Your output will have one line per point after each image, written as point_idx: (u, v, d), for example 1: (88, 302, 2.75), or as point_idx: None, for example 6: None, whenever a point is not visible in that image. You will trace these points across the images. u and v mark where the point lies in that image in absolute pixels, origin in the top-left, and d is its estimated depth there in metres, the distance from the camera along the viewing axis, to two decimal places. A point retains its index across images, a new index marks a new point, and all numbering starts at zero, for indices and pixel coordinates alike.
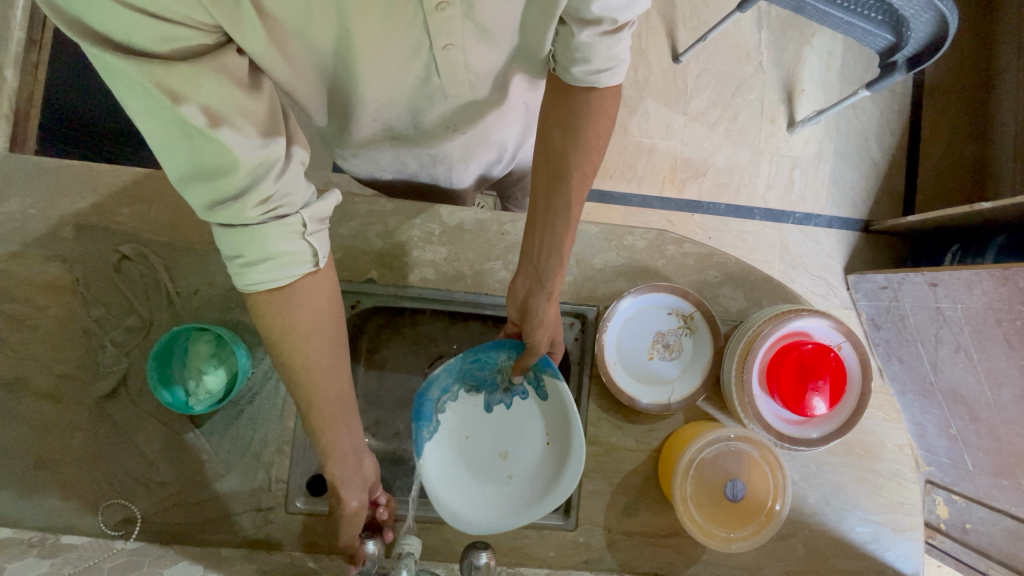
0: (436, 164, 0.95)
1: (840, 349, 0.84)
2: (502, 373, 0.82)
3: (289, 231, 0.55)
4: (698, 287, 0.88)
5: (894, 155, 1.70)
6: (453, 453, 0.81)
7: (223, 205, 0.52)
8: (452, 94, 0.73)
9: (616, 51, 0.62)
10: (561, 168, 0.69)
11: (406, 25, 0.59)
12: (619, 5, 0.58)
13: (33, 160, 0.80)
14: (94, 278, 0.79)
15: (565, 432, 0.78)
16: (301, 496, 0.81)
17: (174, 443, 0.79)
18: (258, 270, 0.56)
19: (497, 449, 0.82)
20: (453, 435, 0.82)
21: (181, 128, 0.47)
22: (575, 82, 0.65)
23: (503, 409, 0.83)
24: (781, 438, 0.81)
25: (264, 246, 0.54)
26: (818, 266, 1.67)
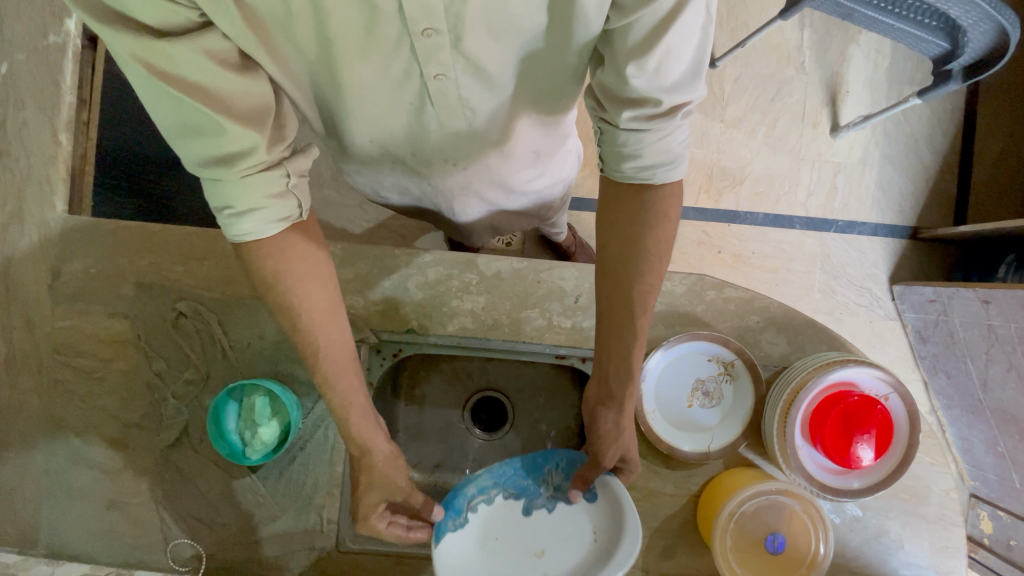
0: (438, 194, 0.97)
1: (887, 401, 0.82)
2: (549, 474, 0.77)
3: (274, 183, 0.59)
4: (739, 333, 0.87)
5: (945, 157, 1.61)
6: (482, 556, 0.74)
7: (213, 165, 0.56)
8: (447, 124, 0.72)
9: (667, 140, 0.61)
10: (627, 278, 0.69)
11: (393, 46, 0.58)
12: (662, 86, 0.57)
13: (93, 222, 0.84)
14: (153, 333, 0.83)
15: (614, 522, 0.71)
16: (351, 535, 0.84)
17: (232, 486, 0.84)
18: (244, 222, 0.59)
19: (533, 552, 0.74)
20: (484, 534, 0.75)
21: (173, 100, 0.52)
22: (626, 178, 0.65)
23: (544, 513, 0.76)
24: (823, 489, 0.81)
25: (250, 198, 0.58)
26: (862, 276, 1.62)
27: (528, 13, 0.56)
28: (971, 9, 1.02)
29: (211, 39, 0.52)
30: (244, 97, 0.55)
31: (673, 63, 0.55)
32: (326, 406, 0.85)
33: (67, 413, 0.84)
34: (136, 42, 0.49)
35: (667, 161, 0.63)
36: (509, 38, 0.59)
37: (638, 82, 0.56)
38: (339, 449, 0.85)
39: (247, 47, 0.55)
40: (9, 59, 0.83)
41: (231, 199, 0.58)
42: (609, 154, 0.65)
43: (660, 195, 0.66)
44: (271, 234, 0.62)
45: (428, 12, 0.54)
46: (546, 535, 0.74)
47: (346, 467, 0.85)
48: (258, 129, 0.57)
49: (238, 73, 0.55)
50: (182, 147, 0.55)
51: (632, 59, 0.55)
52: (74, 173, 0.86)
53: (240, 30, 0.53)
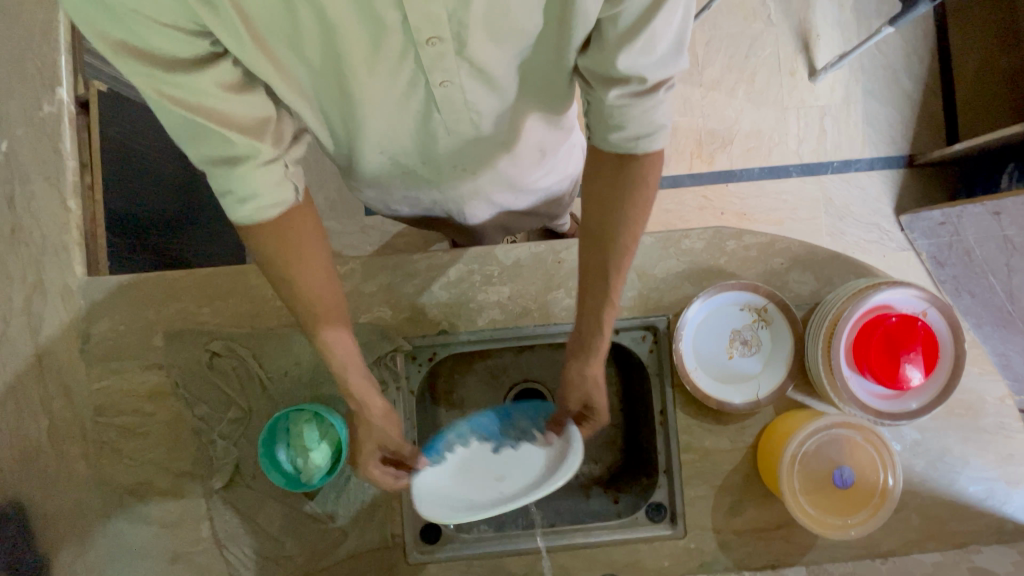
0: (448, 202, 0.98)
1: (926, 316, 0.81)
2: (517, 425, 0.84)
3: (276, 177, 0.62)
4: (767, 278, 0.86)
5: (926, 82, 1.63)
6: (455, 483, 0.74)
7: (217, 161, 0.59)
8: (454, 130, 0.73)
9: (653, 113, 0.61)
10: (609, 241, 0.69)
11: (398, 59, 0.60)
12: (648, 63, 0.57)
13: (113, 281, 0.85)
14: (190, 378, 0.83)
15: (565, 441, 0.74)
16: (417, 547, 0.85)
17: (293, 517, 0.83)
18: (249, 211, 0.62)
19: (488, 475, 0.74)
20: (458, 469, 0.77)
21: (180, 114, 0.55)
22: (614, 148, 0.66)
23: (511, 450, 0.78)
24: (880, 416, 0.81)
25: (252, 191, 0.61)
26: (867, 213, 1.62)
27: (529, 18, 0.58)
28: None
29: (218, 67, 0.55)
30: (243, 109, 0.58)
31: (658, 41, 0.56)
32: None
33: (117, 473, 0.84)
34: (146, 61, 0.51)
35: (650, 135, 0.63)
36: (511, 43, 0.60)
37: (625, 62, 0.56)
38: None
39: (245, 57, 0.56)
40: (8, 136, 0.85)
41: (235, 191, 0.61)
42: (596, 128, 0.66)
43: (636, 166, 0.66)
44: (274, 223, 0.64)
45: (433, 22, 0.56)
46: (510, 464, 0.75)
47: None
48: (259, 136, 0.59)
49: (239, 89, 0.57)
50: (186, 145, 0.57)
51: (621, 41, 0.56)
52: (87, 237, 0.87)
53: (242, 45, 0.54)
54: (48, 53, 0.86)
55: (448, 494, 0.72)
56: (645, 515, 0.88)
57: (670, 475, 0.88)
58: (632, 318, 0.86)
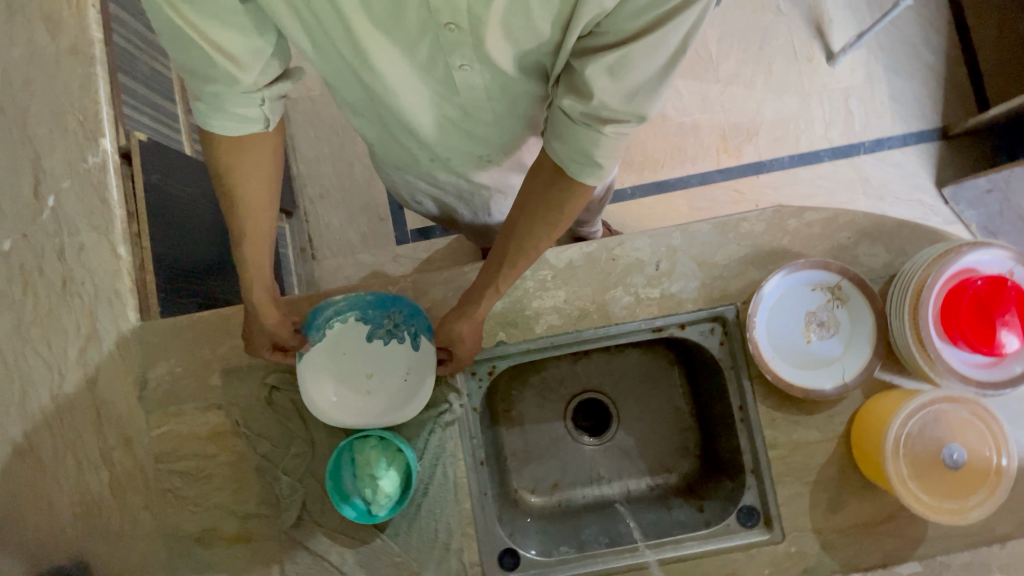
0: (474, 197, 0.99)
1: (1014, 275, 0.76)
2: (391, 318, 0.81)
3: (251, 106, 0.63)
4: (834, 254, 0.82)
5: (948, 53, 1.60)
6: (329, 358, 0.82)
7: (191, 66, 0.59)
8: (473, 111, 0.73)
9: (597, 144, 0.58)
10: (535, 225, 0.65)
11: (416, 33, 0.59)
12: (613, 89, 0.54)
13: (167, 324, 0.83)
14: (250, 415, 0.81)
15: (424, 367, 0.80)
16: (499, 574, 0.80)
17: (365, 553, 0.79)
18: (216, 116, 0.62)
19: (361, 372, 0.83)
20: (333, 348, 0.82)
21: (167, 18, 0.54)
22: (552, 152, 0.62)
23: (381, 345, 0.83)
24: (983, 387, 0.76)
25: (225, 102, 0.61)
26: (908, 189, 1.57)
27: (545, 22, 0.56)
28: None
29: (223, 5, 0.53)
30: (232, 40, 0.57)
31: (632, 68, 0.52)
32: (440, 441, 0.81)
33: (181, 521, 0.81)
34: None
35: (590, 162, 0.59)
36: (526, 39, 0.59)
37: (590, 71, 0.54)
38: (464, 483, 0.81)
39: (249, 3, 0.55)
40: (56, 190, 0.86)
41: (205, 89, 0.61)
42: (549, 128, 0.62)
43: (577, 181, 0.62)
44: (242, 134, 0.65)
45: (453, 10, 0.54)
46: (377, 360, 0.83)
47: (474, 502, 0.80)
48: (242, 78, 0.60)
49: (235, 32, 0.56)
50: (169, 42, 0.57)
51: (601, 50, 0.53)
52: (139, 282, 0.87)
53: None
54: (88, 105, 0.88)
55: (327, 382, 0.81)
56: (737, 522, 0.81)
57: (758, 474, 0.82)
58: (698, 310, 0.82)
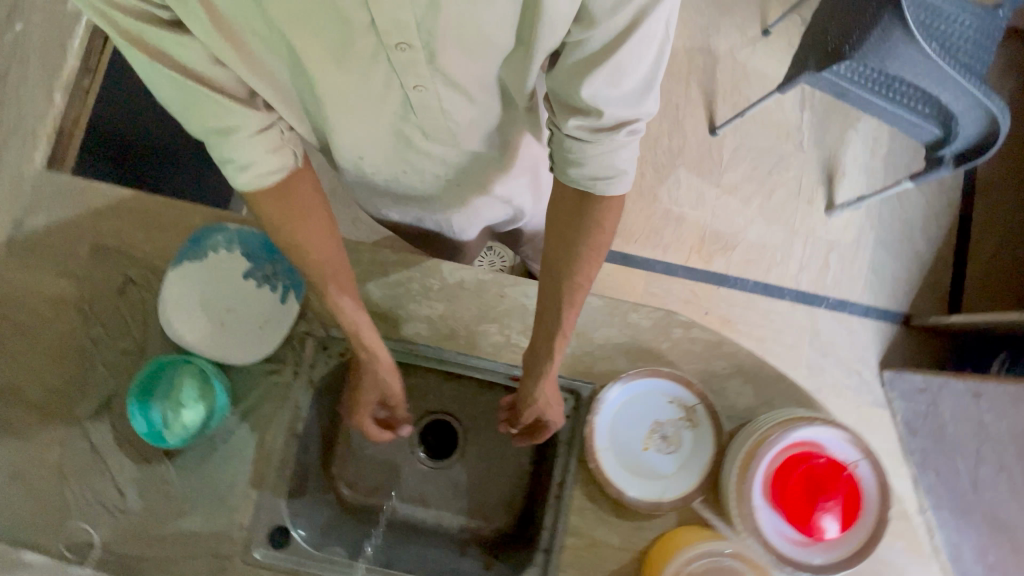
0: (439, 215, 1.01)
1: (856, 468, 0.74)
2: (272, 265, 0.81)
3: (271, 139, 0.63)
4: (704, 377, 0.82)
5: (940, 249, 1.61)
6: (197, 277, 0.79)
7: (210, 131, 0.61)
8: (431, 134, 0.75)
9: (610, 155, 0.61)
10: (565, 278, 0.69)
11: (371, 57, 0.60)
12: (607, 99, 0.57)
13: (65, 182, 0.84)
14: (99, 297, 0.81)
15: (282, 322, 0.80)
16: (262, 547, 0.78)
17: (145, 472, 0.78)
18: (247, 171, 0.63)
19: (223, 305, 0.79)
20: (206, 270, 0.80)
21: (173, 81, 0.57)
22: (570, 182, 0.66)
23: (252, 285, 0.81)
24: (781, 560, 0.73)
25: (249, 152, 0.62)
26: (852, 358, 1.57)
27: (504, 32, 0.58)
28: (962, 95, 1.09)
29: (184, 41, 0.54)
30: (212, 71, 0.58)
31: (624, 77, 0.56)
32: (262, 396, 0.80)
33: None
34: (123, 30, 0.53)
35: (609, 177, 0.63)
36: (490, 58, 0.62)
37: (587, 91, 0.56)
38: (266, 445, 0.79)
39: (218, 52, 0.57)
40: (25, 21, 0.90)
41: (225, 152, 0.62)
42: (557, 159, 0.66)
43: (596, 207, 0.66)
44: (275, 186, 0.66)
45: (401, 28, 0.55)
46: (242, 297, 0.80)
47: (270, 468, 0.79)
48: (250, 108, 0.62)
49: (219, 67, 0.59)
50: (189, 118, 0.60)
51: (585, 68, 0.56)
52: (61, 131, 0.89)
53: (206, 27, 0.54)
54: None
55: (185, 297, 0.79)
56: None
57: (548, 555, 0.79)
58: (556, 375, 0.82)
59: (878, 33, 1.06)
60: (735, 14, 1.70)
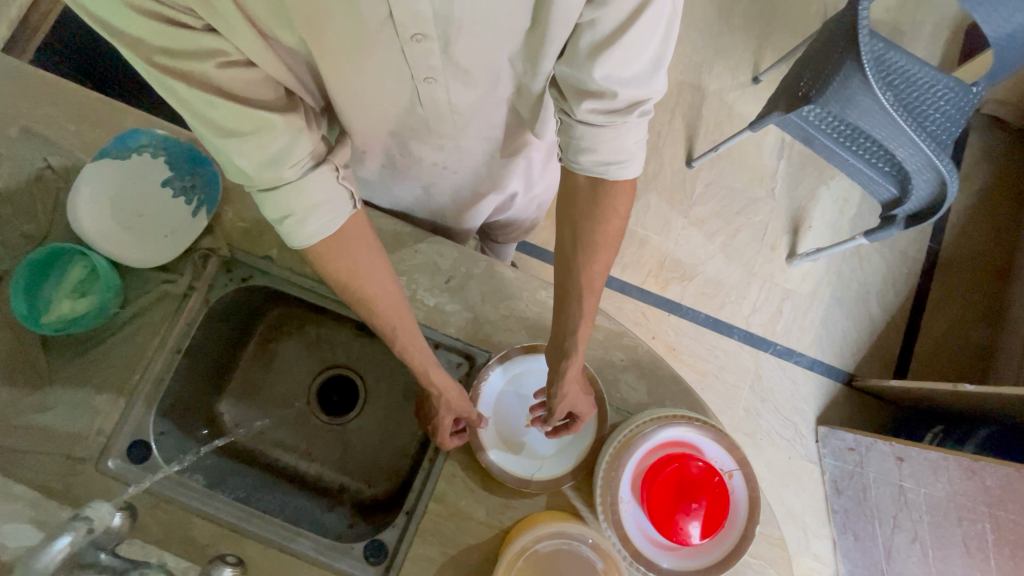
0: (432, 204, 1.02)
1: (730, 478, 0.72)
2: (193, 178, 0.81)
3: (326, 180, 0.60)
4: (600, 365, 0.81)
5: (893, 315, 1.62)
6: (116, 176, 0.79)
7: (260, 176, 0.57)
8: (435, 127, 0.75)
9: (621, 138, 0.63)
10: (570, 260, 0.72)
11: (384, 50, 0.60)
12: (619, 80, 0.59)
13: (8, 62, 0.85)
14: (13, 178, 0.80)
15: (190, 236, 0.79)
16: (118, 457, 0.75)
17: (16, 359, 0.76)
18: (304, 225, 0.60)
19: (132, 211, 0.79)
20: (126, 170, 0.79)
21: (224, 114, 0.53)
22: (581, 169, 0.67)
23: (168, 194, 0.80)
24: (636, 558, 0.70)
25: (303, 198, 0.59)
26: (789, 408, 1.55)
27: (519, 21, 0.57)
28: (916, 154, 1.10)
29: (219, 46, 0.51)
30: (248, 85, 0.55)
31: (635, 57, 0.57)
32: (153, 303, 0.79)
33: None
34: (156, 48, 0.50)
35: (620, 163, 0.65)
36: (503, 42, 0.60)
37: (598, 73, 0.58)
38: (146, 355, 0.78)
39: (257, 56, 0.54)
40: None
41: (289, 206, 0.59)
42: (567, 147, 0.67)
43: (610, 193, 0.68)
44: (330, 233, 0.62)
45: (418, 19, 0.55)
46: (155, 203, 0.79)
47: (145, 378, 0.78)
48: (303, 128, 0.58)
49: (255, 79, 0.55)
50: (236, 161, 0.56)
51: (598, 51, 0.57)
52: None
53: (242, 29, 0.51)
54: None
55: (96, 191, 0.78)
56: (361, 551, 0.76)
57: (409, 517, 0.77)
58: (453, 338, 0.82)
59: (839, 81, 1.11)
60: (730, 56, 1.75)
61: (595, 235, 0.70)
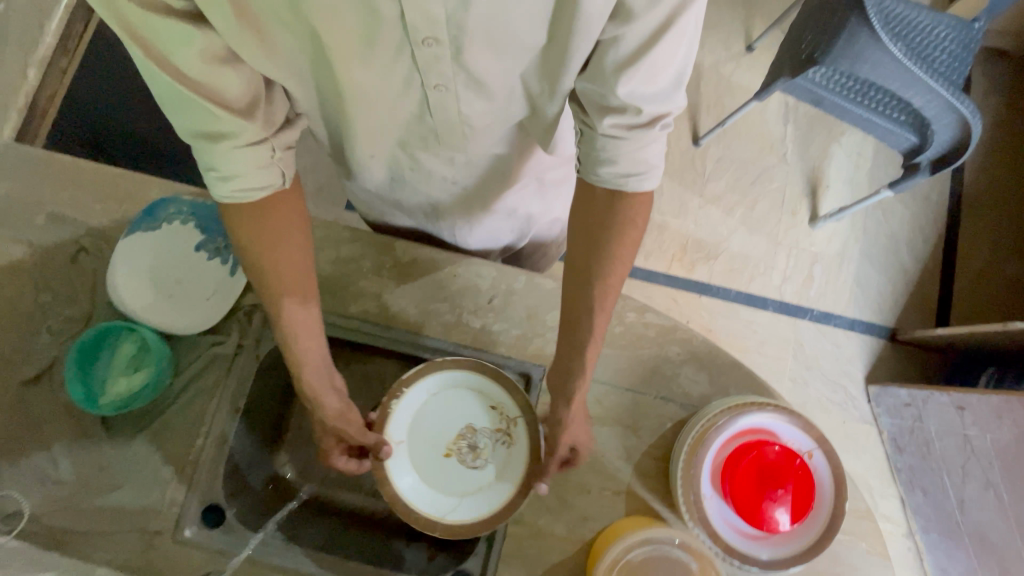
0: (440, 222, 1.02)
1: (810, 458, 0.71)
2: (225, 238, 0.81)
3: (259, 156, 0.62)
4: (657, 362, 0.80)
5: (927, 263, 1.59)
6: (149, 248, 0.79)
7: (197, 136, 0.60)
8: (445, 139, 0.75)
9: (642, 152, 0.62)
10: (590, 275, 0.68)
11: (394, 53, 0.60)
12: (643, 96, 0.59)
13: (21, 150, 0.84)
14: (49, 265, 0.81)
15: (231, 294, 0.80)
16: (193, 525, 0.75)
17: (82, 442, 0.77)
18: (229, 185, 0.62)
19: (171, 279, 0.79)
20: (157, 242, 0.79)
21: (169, 82, 0.55)
22: (599, 182, 0.66)
23: (203, 257, 0.80)
24: (729, 553, 0.69)
25: (234, 165, 0.61)
26: (836, 371, 1.53)
27: (531, 32, 0.58)
28: (933, 99, 1.08)
29: (209, 40, 0.55)
30: (225, 81, 0.58)
31: (658, 71, 0.57)
32: (203, 368, 0.80)
33: None
34: (128, 23, 0.52)
35: (641, 175, 0.64)
36: (511, 54, 0.61)
37: (622, 90, 0.58)
38: (205, 420, 0.78)
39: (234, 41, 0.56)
40: None
41: (218, 165, 0.61)
42: (586, 159, 0.66)
43: (627, 205, 0.66)
44: (253, 202, 0.64)
45: (431, 22, 0.56)
46: (191, 268, 0.80)
47: (206, 443, 0.77)
48: (249, 108, 0.61)
49: (225, 62, 0.57)
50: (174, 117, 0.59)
51: (623, 66, 0.57)
52: None
53: (232, 23, 0.55)
54: None
55: (133, 266, 0.78)
56: None
57: (490, 543, 0.76)
58: (504, 357, 0.80)
59: (844, 39, 1.08)
60: (719, 29, 1.74)
61: (609, 255, 0.67)
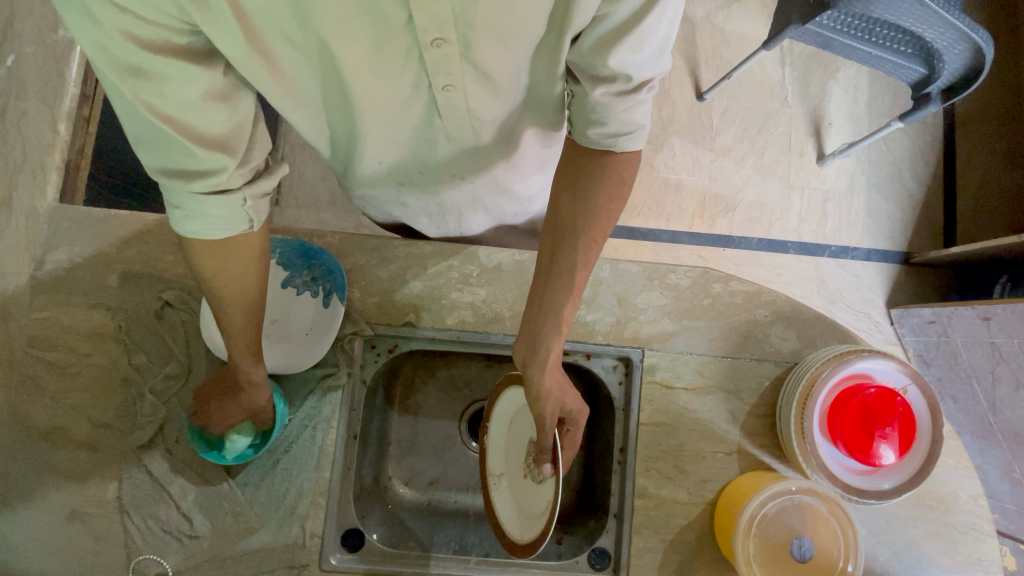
0: (445, 215, 1.00)
1: (906, 393, 0.78)
2: (311, 270, 0.81)
3: (229, 205, 0.60)
4: (748, 327, 0.85)
5: (928, 185, 1.67)
6: None
7: (168, 173, 0.57)
8: (454, 137, 0.76)
9: (631, 113, 0.65)
10: (569, 232, 0.71)
11: (402, 58, 0.61)
12: (634, 64, 0.61)
13: (82, 212, 0.83)
14: (136, 325, 0.80)
15: (326, 323, 0.80)
16: (336, 552, 0.78)
17: (207, 494, 0.77)
18: (193, 224, 0.60)
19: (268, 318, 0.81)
20: None
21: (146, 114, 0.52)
22: (592, 144, 0.69)
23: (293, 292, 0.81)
24: (848, 490, 0.76)
25: (202, 210, 0.59)
26: (858, 301, 1.58)
27: (536, 20, 0.58)
28: (946, 30, 1.11)
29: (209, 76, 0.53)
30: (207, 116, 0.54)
31: (646, 39, 0.59)
32: (316, 405, 0.81)
33: (33, 412, 0.77)
34: (124, 63, 0.49)
35: (629, 134, 0.67)
36: (513, 44, 0.61)
37: (614, 62, 0.59)
38: (327, 453, 0.79)
39: (244, 64, 0.56)
40: (15, 52, 0.89)
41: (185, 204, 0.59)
42: (577, 120, 0.69)
43: (615, 162, 0.69)
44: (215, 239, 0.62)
45: (439, 24, 0.56)
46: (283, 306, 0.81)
47: (334, 473, 0.79)
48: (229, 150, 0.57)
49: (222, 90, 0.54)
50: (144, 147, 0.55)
51: (609, 40, 0.59)
52: (69, 163, 0.90)
53: (240, 47, 0.54)
54: None
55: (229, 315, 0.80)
56: (586, 561, 0.80)
57: (619, 520, 0.80)
58: (606, 346, 0.84)
59: None
60: None
61: (597, 208, 0.70)
